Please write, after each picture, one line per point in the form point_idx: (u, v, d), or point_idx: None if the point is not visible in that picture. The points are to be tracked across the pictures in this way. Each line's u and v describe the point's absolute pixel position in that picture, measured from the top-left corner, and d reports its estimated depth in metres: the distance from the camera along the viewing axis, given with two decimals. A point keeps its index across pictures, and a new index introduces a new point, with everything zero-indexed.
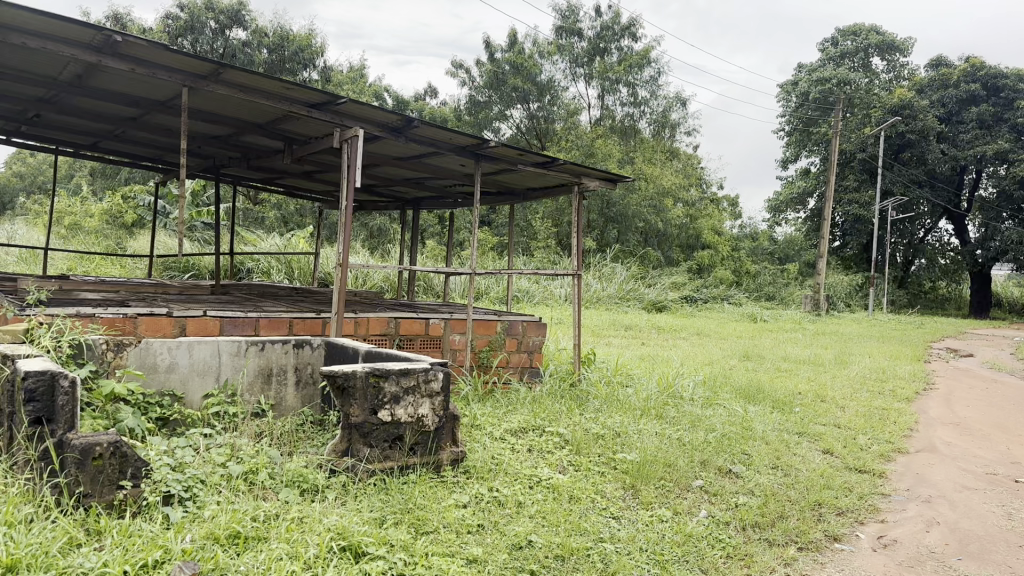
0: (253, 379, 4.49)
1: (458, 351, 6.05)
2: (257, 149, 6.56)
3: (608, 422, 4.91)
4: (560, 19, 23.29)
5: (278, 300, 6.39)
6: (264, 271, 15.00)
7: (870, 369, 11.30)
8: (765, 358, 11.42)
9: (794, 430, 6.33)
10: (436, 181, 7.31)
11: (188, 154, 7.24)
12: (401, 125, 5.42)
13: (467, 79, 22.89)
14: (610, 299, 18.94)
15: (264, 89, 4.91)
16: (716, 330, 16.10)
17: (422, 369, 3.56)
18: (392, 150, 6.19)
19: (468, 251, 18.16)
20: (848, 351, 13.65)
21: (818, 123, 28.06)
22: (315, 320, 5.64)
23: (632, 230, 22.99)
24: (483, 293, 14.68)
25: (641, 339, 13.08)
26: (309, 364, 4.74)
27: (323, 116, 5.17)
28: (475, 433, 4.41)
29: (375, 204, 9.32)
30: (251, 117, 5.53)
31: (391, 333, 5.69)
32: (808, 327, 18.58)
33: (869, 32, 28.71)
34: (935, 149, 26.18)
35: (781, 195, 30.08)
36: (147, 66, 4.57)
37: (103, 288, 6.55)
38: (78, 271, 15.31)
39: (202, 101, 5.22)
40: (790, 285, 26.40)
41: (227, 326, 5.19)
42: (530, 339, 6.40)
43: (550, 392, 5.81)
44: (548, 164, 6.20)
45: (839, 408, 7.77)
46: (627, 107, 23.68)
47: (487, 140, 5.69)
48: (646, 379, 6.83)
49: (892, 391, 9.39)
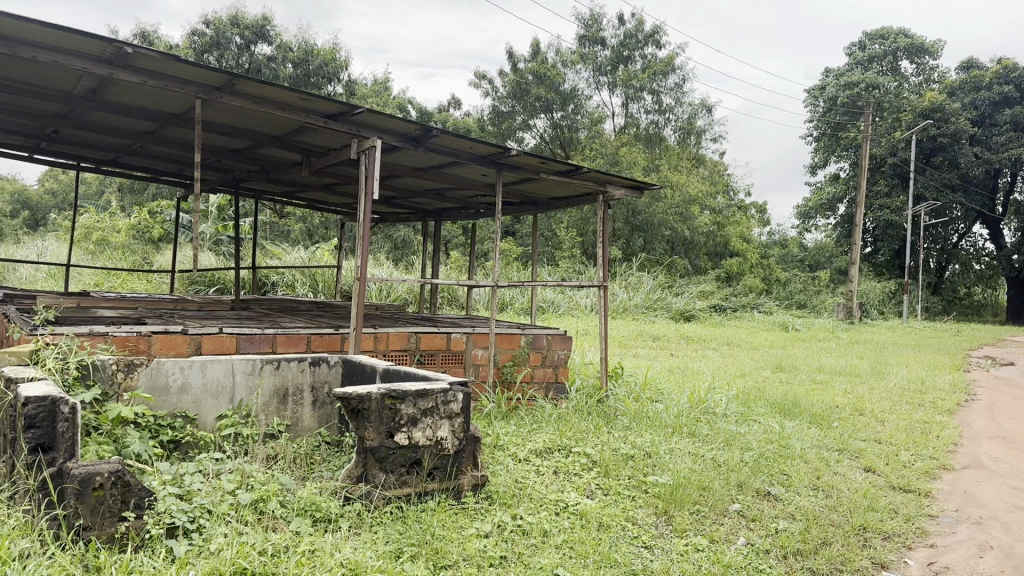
0: (268, 399, 4.33)
1: (480, 366, 5.87)
2: (276, 162, 6.44)
3: (637, 442, 4.69)
4: (582, 28, 23.15)
5: (297, 315, 6.24)
6: (289, 284, 14.96)
7: (908, 379, 10.93)
8: (798, 369, 11.10)
9: (833, 447, 6.06)
10: (458, 191, 7.15)
11: (207, 168, 7.14)
12: (420, 135, 5.26)
13: (491, 89, 22.79)
14: (637, 308, 18.67)
15: (278, 100, 4.77)
16: (747, 339, 15.77)
17: (441, 389, 3.38)
18: (411, 161, 6.03)
19: (492, 261, 18.01)
20: (884, 361, 13.27)
21: (847, 127, 27.59)
22: (333, 335, 5.48)
23: (658, 238, 22.72)
24: (508, 304, 14.51)
25: (670, 350, 12.82)
26: (326, 383, 4.58)
27: (340, 127, 5.02)
28: (499, 454, 4.22)
29: (397, 215, 9.18)
30: (267, 129, 5.40)
31: (412, 348, 5.52)
32: (841, 336, 18.17)
33: (897, 35, 28.23)
34: (968, 152, 25.62)
35: (810, 201, 29.62)
36: (159, 79, 4.45)
37: (121, 305, 6.46)
38: (105, 286, 15.39)
39: (217, 113, 5.10)
40: (821, 292, 25.92)
41: (244, 343, 5.03)
42: (555, 352, 6.20)
43: (577, 408, 5.60)
44: (572, 173, 6.00)
45: (878, 422, 7.46)
46: (652, 115, 23.44)
47: (508, 149, 5.51)
48: (676, 394, 6.60)
49: (932, 403, 9.05)
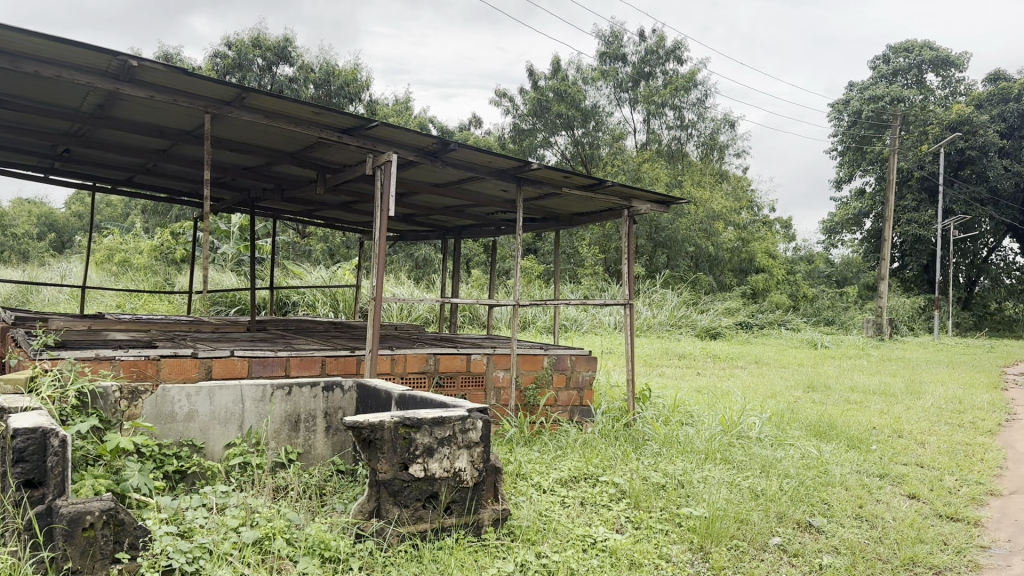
0: (279, 426, 4.13)
1: (502, 389, 5.64)
2: (291, 179, 6.30)
3: (669, 469, 4.43)
4: (603, 45, 23.03)
5: (313, 336, 6.05)
6: (310, 304, 14.87)
7: (946, 398, 10.54)
8: (831, 388, 10.75)
9: (873, 472, 5.74)
10: (478, 208, 6.96)
11: (222, 187, 7.01)
12: (437, 149, 5.06)
13: (511, 107, 22.68)
14: (661, 326, 18.38)
15: (290, 114, 4.61)
16: (775, 357, 15.41)
17: (458, 416, 3.15)
18: (429, 176, 5.84)
19: (514, 279, 17.81)
20: (917, 379, 12.84)
21: (873, 141, 27.19)
22: (349, 357, 5.27)
23: (682, 255, 22.42)
24: (530, 323, 14.30)
25: (697, 369, 12.53)
26: (340, 409, 4.36)
27: (354, 141, 4.84)
28: (521, 484, 3.98)
29: (416, 233, 9.00)
30: (280, 145, 5.24)
31: (430, 370, 5.30)
32: (872, 353, 17.74)
33: (922, 48, 27.85)
34: (997, 166, 25.22)
35: (836, 216, 29.19)
36: (166, 93, 4.31)
37: (134, 328, 6.33)
38: (127, 308, 15.39)
39: (227, 129, 4.96)
40: (850, 308, 25.43)
41: (256, 366, 4.85)
42: (579, 374, 5.95)
43: (604, 432, 5.34)
44: (594, 187, 5.78)
45: (918, 445, 7.10)
46: (673, 130, 23.21)
47: (528, 163, 5.30)
48: (707, 417, 6.33)
49: (971, 423, 8.67)
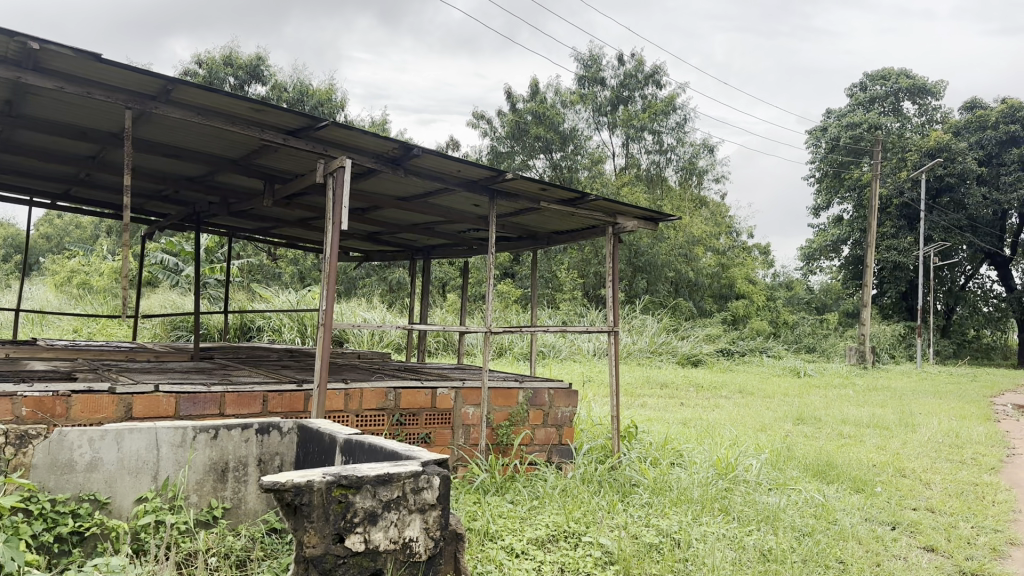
0: (200, 477, 3.48)
1: (471, 427, 5.01)
2: (241, 192, 5.69)
3: (663, 525, 3.84)
4: (582, 69, 22.71)
5: (261, 367, 5.40)
6: (276, 329, 14.19)
7: (942, 432, 9.98)
8: (821, 421, 10.19)
9: (884, 521, 5.12)
10: (446, 225, 6.38)
11: (166, 200, 6.38)
12: (398, 155, 4.45)
13: (489, 129, 22.20)
14: (641, 353, 17.83)
15: (227, 112, 3.99)
16: (760, 387, 14.87)
17: (409, 472, 2.53)
18: (392, 188, 5.23)
19: (489, 304, 17.22)
20: (908, 410, 12.27)
21: (851, 168, 26.99)
22: (296, 393, 4.61)
23: (662, 280, 21.93)
24: (505, 349, 13.71)
25: (680, 399, 11.96)
26: (278, 455, 3.71)
27: (303, 144, 4.22)
28: (489, 548, 3.36)
29: (384, 254, 8.38)
30: (221, 150, 4.63)
31: (390, 407, 4.68)
32: (858, 382, 17.26)
33: (899, 76, 27.78)
34: (975, 194, 25.09)
35: (814, 242, 28.99)
36: (79, 85, 3.66)
37: (60, 357, 5.67)
38: (83, 333, 14.67)
39: (158, 129, 4.33)
40: (830, 336, 25.07)
41: (184, 404, 4.19)
42: (558, 410, 5.34)
43: (585, 477, 4.73)
44: (578, 201, 5.20)
45: (925, 486, 6.52)
46: (653, 155, 22.82)
47: (502, 172, 4.71)
48: (699, 456, 5.74)
49: (973, 459, 8.12)
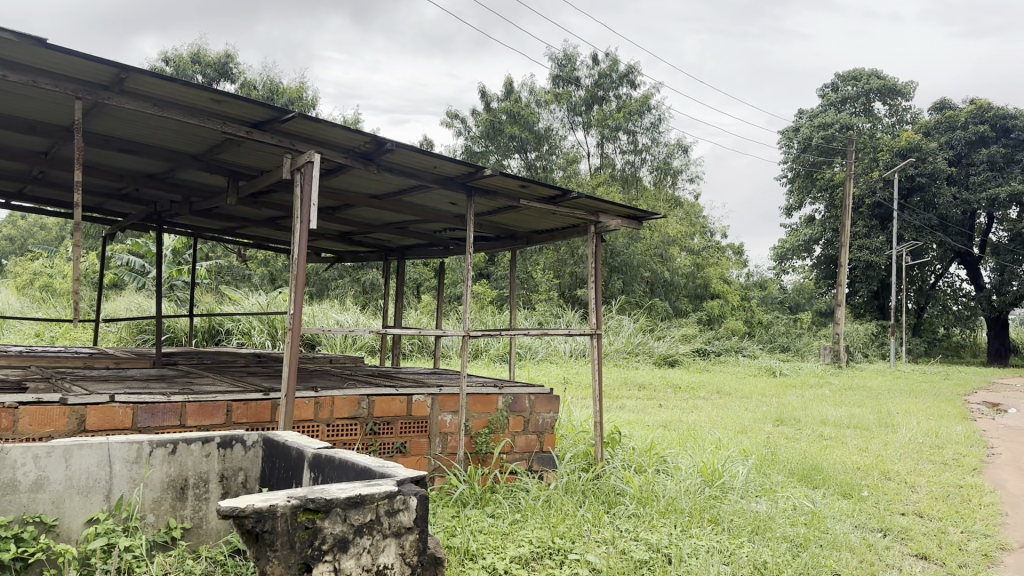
0: (158, 495, 3.22)
1: (449, 435, 4.78)
2: (204, 189, 5.42)
3: (652, 539, 3.66)
4: (556, 68, 22.55)
5: (226, 374, 5.13)
6: (245, 332, 13.85)
7: (921, 432, 9.91)
8: (801, 422, 10.09)
9: (874, 528, 4.97)
10: (420, 224, 6.15)
11: (126, 199, 6.09)
12: (370, 150, 4.21)
13: (463, 129, 21.98)
14: (618, 354, 17.70)
15: (186, 103, 3.73)
16: (736, 387, 14.80)
17: (383, 492, 2.31)
18: (364, 185, 4.99)
19: (464, 305, 16.99)
20: (886, 410, 12.22)
21: (823, 168, 27.10)
22: (263, 402, 4.35)
23: (637, 280, 21.82)
24: (481, 351, 13.49)
25: (658, 400, 11.82)
26: (241, 471, 3.45)
27: (267, 137, 3.96)
28: (470, 569, 3.15)
29: (356, 254, 8.12)
30: (181, 145, 4.36)
31: (363, 415, 4.44)
32: (833, 382, 17.27)
33: (870, 77, 27.95)
34: (945, 193, 25.30)
35: (787, 242, 29.10)
36: (24, 72, 3.38)
37: (12, 364, 5.35)
38: (46, 338, 14.24)
39: (113, 122, 4.05)
40: (804, 335, 25.13)
41: (142, 414, 3.93)
42: (539, 416, 5.13)
43: (569, 487, 4.52)
44: (558, 199, 5.00)
45: (911, 490, 6.39)
46: (627, 155, 22.66)
47: (480, 168, 4.49)
48: (684, 461, 5.55)
49: (954, 460, 8.03)
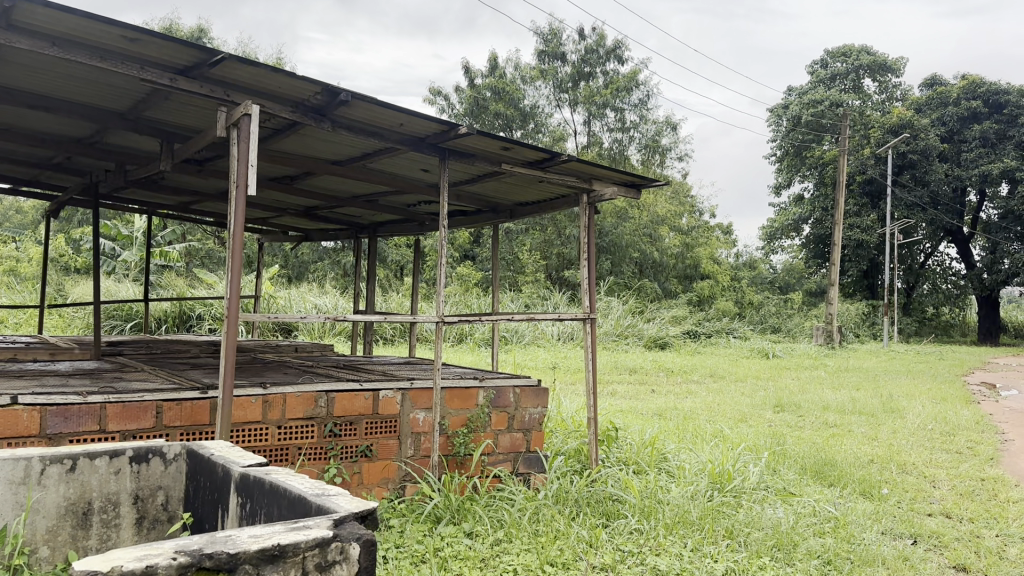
0: (53, 524, 2.58)
1: (422, 435, 4.17)
2: (140, 154, 4.75)
3: (660, 565, 3.10)
4: (542, 43, 21.81)
5: (168, 367, 4.50)
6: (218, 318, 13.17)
7: (929, 418, 9.39)
8: (802, 408, 9.55)
9: (901, 534, 4.40)
10: (391, 196, 5.53)
11: (59, 170, 5.41)
12: (324, 103, 3.56)
13: (446, 106, 21.30)
14: (607, 337, 17.18)
15: (94, 42, 3.02)
16: (729, 369, 14.28)
17: (311, 541, 1.70)
18: (322, 149, 4.35)
19: (447, 288, 16.42)
20: (886, 393, 11.73)
21: (813, 145, 26.55)
22: (199, 402, 3.72)
23: (626, 260, 21.29)
24: (465, 336, 12.90)
25: (651, 385, 11.29)
26: (160, 489, 2.80)
27: (196, 87, 3.28)
28: None
29: (325, 232, 7.49)
30: (100, 98, 3.69)
31: (322, 415, 3.83)
32: (828, 364, 16.75)
33: (859, 53, 27.32)
34: (937, 170, 24.76)
35: (776, 221, 28.63)
36: None
37: None
38: (9, 324, 13.52)
39: (10, 68, 3.34)
40: (795, 315, 24.62)
41: (52, 418, 3.29)
42: (525, 411, 4.52)
43: (559, 497, 3.95)
44: (546, 163, 4.37)
45: (931, 486, 5.84)
46: (615, 133, 21.86)
47: (454, 127, 3.85)
48: (689, 459, 4.97)
49: (968, 448, 7.53)
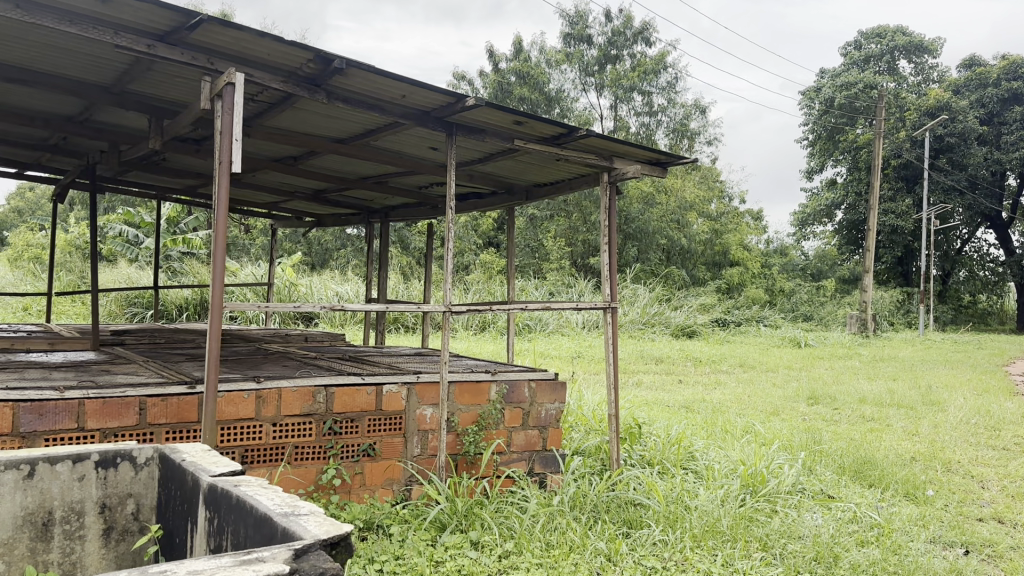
0: (9, 535, 2.30)
1: (429, 432, 3.89)
2: (134, 133, 4.50)
3: None
4: (568, 26, 21.33)
5: (162, 359, 4.26)
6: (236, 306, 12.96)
7: (974, 412, 8.89)
8: (839, 400, 9.11)
9: (951, 543, 4.04)
10: (400, 177, 5.24)
11: (57, 152, 5.19)
12: (317, 73, 3.26)
13: (470, 91, 20.93)
14: (632, 325, 16.80)
15: (61, 5, 2.70)
16: (760, 359, 13.81)
17: None
18: (322, 126, 4.07)
19: (471, 276, 16.19)
20: (924, 385, 11.20)
21: (846, 129, 25.78)
22: (187, 397, 3.45)
23: (653, 247, 20.85)
24: (487, 325, 12.63)
25: (678, 376, 10.90)
26: (130, 495, 2.52)
27: (176, 53, 2.98)
28: None
29: (337, 217, 7.22)
30: (80, 70, 3.43)
31: (321, 412, 3.55)
32: (863, 353, 16.20)
33: (895, 33, 26.47)
34: (976, 153, 23.88)
35: (808, 207, 27.98)
36: None
37: None
38: (33, 311, 13.47)
39: None
40: (828, 303, 23.96)
41: (25, 416, 3.02)
42: (540, 407, 4.22)
43: (576, 502, 3.65)
44: (562, 139, 4.04)
45: (980, 487, 5.43)
46: (642, 117, 21.34)
47: (461, 99, 3.54)
48: (719, 459, 4.64)
49: (1014, 445, 7.09)
